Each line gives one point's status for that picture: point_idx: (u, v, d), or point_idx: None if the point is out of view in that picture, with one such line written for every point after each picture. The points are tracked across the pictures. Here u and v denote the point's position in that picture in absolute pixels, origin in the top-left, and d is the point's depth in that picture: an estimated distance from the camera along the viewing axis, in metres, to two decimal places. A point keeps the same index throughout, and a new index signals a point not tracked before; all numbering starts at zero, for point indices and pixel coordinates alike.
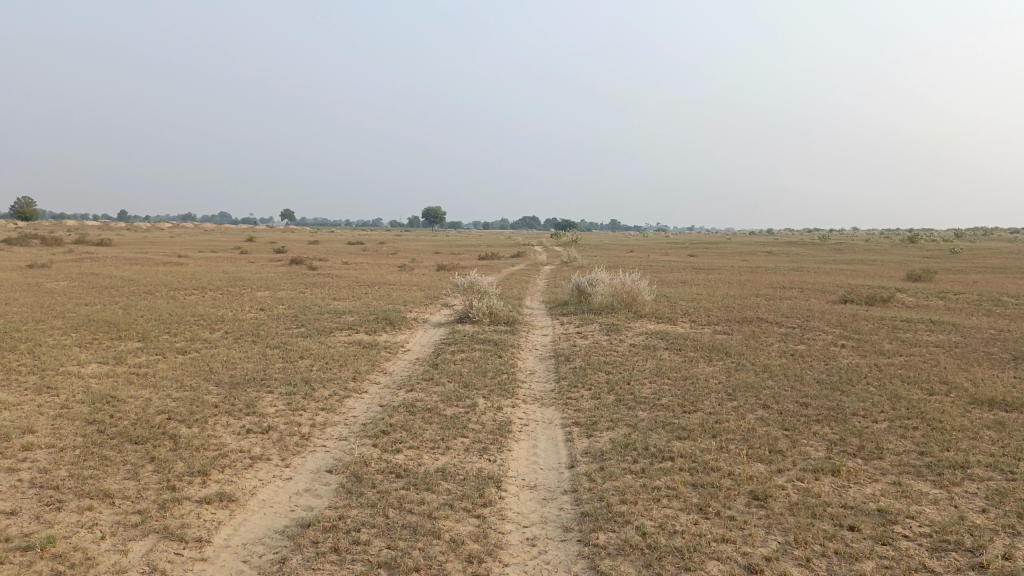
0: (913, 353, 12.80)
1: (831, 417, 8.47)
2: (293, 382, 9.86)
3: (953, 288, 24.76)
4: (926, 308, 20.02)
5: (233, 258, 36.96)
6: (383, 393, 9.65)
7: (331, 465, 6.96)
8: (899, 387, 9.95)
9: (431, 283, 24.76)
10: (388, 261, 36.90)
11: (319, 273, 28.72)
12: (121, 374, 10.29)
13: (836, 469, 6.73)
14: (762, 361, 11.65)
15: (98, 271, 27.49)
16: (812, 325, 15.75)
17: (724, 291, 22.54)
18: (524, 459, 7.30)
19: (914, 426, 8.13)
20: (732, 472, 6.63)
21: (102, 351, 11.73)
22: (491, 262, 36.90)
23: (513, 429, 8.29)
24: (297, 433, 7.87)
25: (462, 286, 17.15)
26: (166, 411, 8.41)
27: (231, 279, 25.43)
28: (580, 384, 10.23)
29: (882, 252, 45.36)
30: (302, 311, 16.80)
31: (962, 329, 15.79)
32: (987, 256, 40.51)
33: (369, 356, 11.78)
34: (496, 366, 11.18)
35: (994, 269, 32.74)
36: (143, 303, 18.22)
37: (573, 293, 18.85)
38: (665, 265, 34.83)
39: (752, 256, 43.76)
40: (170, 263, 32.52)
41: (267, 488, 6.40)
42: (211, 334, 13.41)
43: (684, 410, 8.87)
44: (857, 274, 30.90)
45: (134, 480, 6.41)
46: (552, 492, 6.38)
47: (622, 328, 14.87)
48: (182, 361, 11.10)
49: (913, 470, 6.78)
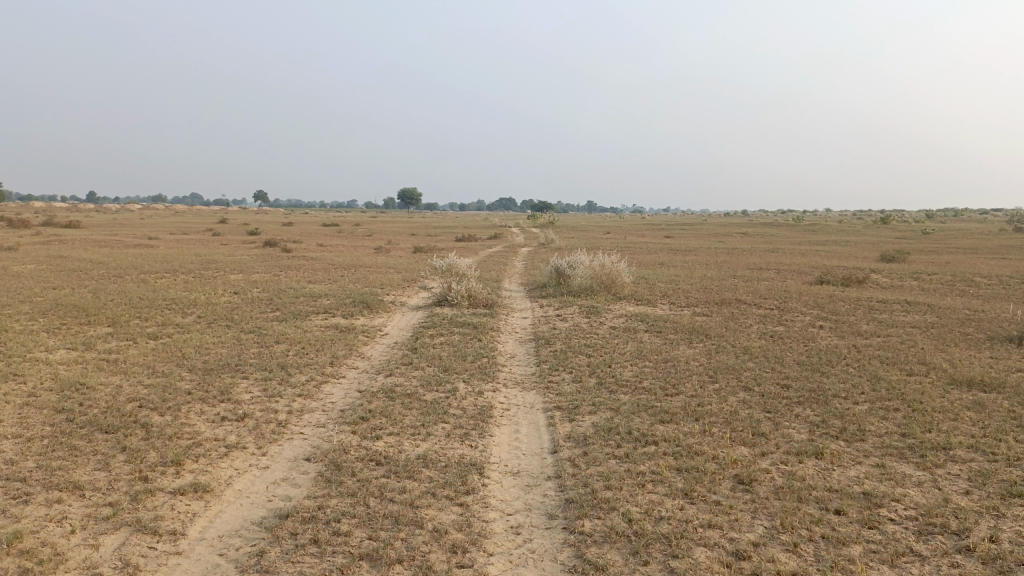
0: (891, 334, 12.87)
1: (812, 399, 8.46)
2: (269, 367, 9.66)
3: (926, 269, 25.00)
4: (901, 289, 20.19)
5: (206, 240, 36.39)
6: (361, 378, 9.49)
7: (309, 453, 6.81)
8: (879, 369, 9.97)
9: (408, 265, 24.54)
10: (364, 244, 36.50)
11: (294, 255, 28.38)
12: (91, 361, 10.03)
13: (820, 452, 6.70)
14: (742, 343, 11.63)
15: (67, 254, 26.92)
16: (790, 306, 15.80)
17: (702, 272, 22.55)
18: (507, 445, 7.20)
19: (894, 407, 8.15)
20: (716, 456, 6.57)
21: (71, 337, 11.42)
22: (468, 243, 36.69)
23: (494, 414, 8.18)
24: (273, 420, 7.70)
25: (440, 268, 16.97)
26: (138, 399, 8.18)
27: (205, 261, 25.03)
28: (561, 368, 10.15)
29: (855, 233, 45.75)
30: (277, 295, 16.53)
31: (937, 310, 15.93)
32: (958, 237, 41.01)
33: (347, 340, 11.60)
34: (476, 350, 11.05)
35: (966, 249, 33.17)
36: (113, 287, 17.81)
37: (551, 276, 18.74)
38: (642, 247, 34.82)
39: (728, 237, 43.95)
40: (141, 245, 31.94)
41: (243, 478, 6.23)
42: (184, 318, 13.14)
43: (666, 393, 8.82)
44: (832, 255, 31.13)
45: (105, 471, 6.22)
46: (535, 478, 6.29)
47: (601, 311, 14.81)
48: (154, 346, 10.85)
49: (896, 452, 6.77)
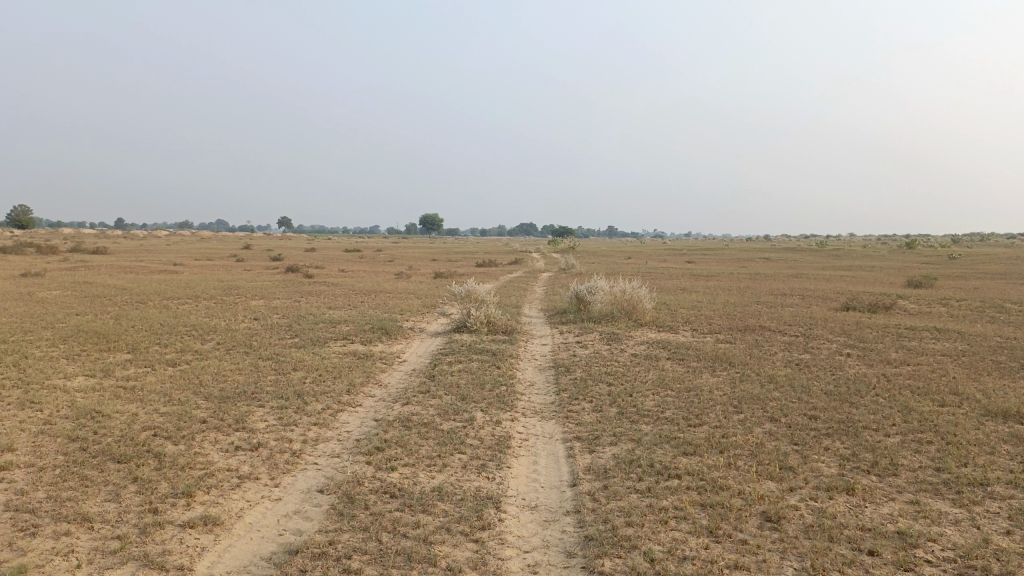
0: (921, 362, 12.52)
1: (841, 431, 8.18)
2: (285, 395, 9.54)
3: (955, 295, 24.51)
4: (930, 315, 19.77)
5: (228, 266, 36.66)
6: (378, 407, 9.35)
7: (322, 485, 6.66)
8: (910, 399, 9.66)
9: (427, 291, 24.48)
10: (385, 269, 36.60)
11: (315, 281, 28.45)
12: (108, 388, 9.98)
13: (851, 488, 6.44)
14: (767, 372, 11.35)
15: (91, 279, 27.20)
16: (816, 333, 15.48)
17: (724, 298, 22.25)
18: (524, 477, 7.01)
19: (927, 440, 7.86)
20: (742, 491, 6.33)
21: (90, 364, 11.40)
22: (490, 269, 36.59)
23: (512, 445, 7.99)
24: (287, 450, 7.56)
25: (459, 294, 16.84)
26: (152, 427, 8.09)
27: (227, 287, 25.12)
28: (581, 396, 9.95)
29: (881, 258, 45.20)
30: (297, 321, 16.50)
31: (968, 338, 15.52)
32: (986, 262, 40.35)
33: (364, 368, 11.47)
34: (495, 378, 10.87)
35: (996, 275, 32.52)
36: (135, 313, 17.88)
37: (572, 301, 18.56)
38: (664, 272, 34.53)
39: (751, 262, 43.58)
40: (164, 271, 32.19)
41: (254, 510, 6.09)
42: (203, 345, 13.10)
43: (689, 424, 8.58)
44: (858, 281, 30.65)
45: (115, 502, 6.10)
46: (554, 513, 6.08)
47: (622, 337, 14.60)
48: (171, 373, 10.79)
49: (930, 488, 6.49)
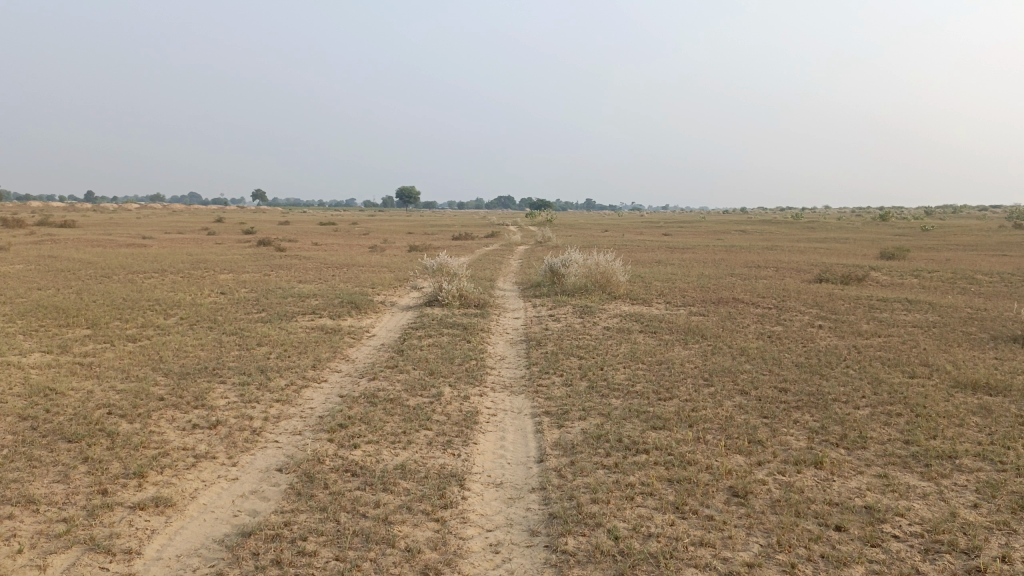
0: (891, 334, 12.52)
1: (811, 404, 8.12)
2: (248, 371, 9.30)
3: (927, 267, 24.67)
4: (901, 287, 19.87)
5: (199, 240, 36.02)
6: (343, 382, 9.15)
7: (282, 463, 6.47)
8: (881, 371, 9.64)
9: (401, 265, 24.21)
10: (359, 243, 36.17)
11: (288, 254, 28.05)
12: (64, 364, 9.67)
13: (820, 462, 6.36)
14: (739, 344, 11.27)
15: (56, 253, 26.52)
16: (789, 305, 15.46)
17: (699, 271, 22.20)
18: (490, 453, 6.86)
19: (897, 412, 7.82)
20: (710, 466, 6.23)
21: (47, 340, 11.07)
22: (465, 242, 36.28)
23: (480, 420, 7.83)
24: (247, 428, 7.35)
25: (430, 267, 16.56)
26: (106, 405, 7.83)
27: (196, 261, 24.66)
28: (552, 370, 9.81)
29: (855, 231, 45.49)
30: (266, 295, 16.19)
31: (939, 309, 15.59)
32: (958, 234, 40.73)
33: (331, 342, 11.24)
34: (464, 352, 10.69)
35: (967, 247, 32.82)
36: (98, 288, 17.43)
37: (546, 274, 18.40)
38: (640, 245, 34.46)
39: (726, 235, 43.68)
40: (133, 245, 31.54)
41: (209, 491, 5.89)
42: (166, 320, 12.77)
43: (659, 398, 8.47)
44: (832, 253, 30.78)
45: (63, 483, 5.87)
46: (519, 490, 5.94)
47: (596, 310, 14.47)
48: (131, 349, 10.49)
49: (898, 461, 6.44)
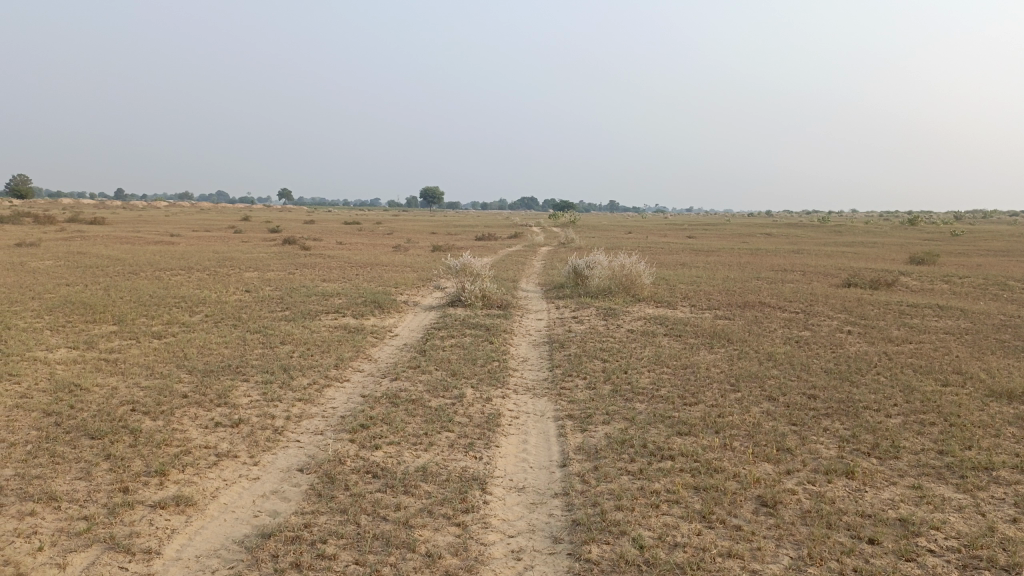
0: (923, 340, 12.26)
1: (841, 411, 7.94)
2: (270, 370, 9.29)
3: (959, 272, 24.21)
4: (932, 292, 19.49)
5: (225, 238, 36.31)
6: (365, 382, 9.10)
7: (303, 463, 6.42)
8: (913, 378, 9.41)
9: (424, 264, 24.21)
10: (383, 242, 36.27)
11: (312, 253, 28.18)
12: (90, 360, 9.73)
13: (851, 471, 6.20)
14: (766, 349, 11.08)
15: (85, 249, 26.86)
16: (816, 310, 15.20)
17: (724, 274, 21.95)
18: (513, 457, 6.77)
19: (930, 421, 7.62)
20: (738, 474, 6.09)
21: (74, 335, 11.15)
22: (488, 242, 36.25)
23: (502, 423, 7.74)
24: (269, 427, 7.32)
25: (454, 268, 16.51)
26: (130, 402, 7.84)
27: (221, 258, 24.83)
28: (575, 373, 9.70)
29: (883, 234, 44.82)
30: (289, 293, 16.23)
31: (972, 315, 15.26)
32: (989, 239, 39.97)
33: (354, 342, 11.22)
34: (487, 353, 10.62)
35: (998, 252, 32.21)
36: (125, 284, 17.60)
37: (569, 276, 18.28)
38: (664, 247, 34.19)
39: (752, 237, 43.25)
40: (160, 242, 31.88)
41: (230, 490, 5.86)
42: (191, 317, 12.83)
43: (684, 403, 8.33)
44: (859, 257, 30.34)
45: (85, 480, 5.87)
46: (541, 495, 5.85)
47: (619, 313, 14.33)
48: (156, 346, 10.53)
49: (932, 472, 6.26)
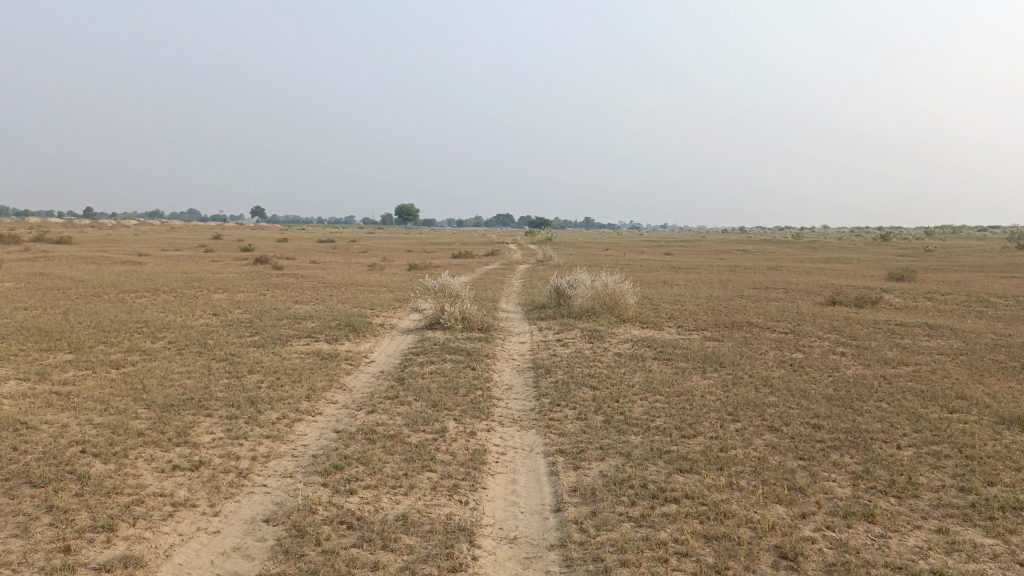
0: (918, 362, 11.87)
1: (849, 443, 7.45)
2: (236, 403, 8.61)
3: (939, 289, 24.10)
4: (917, 311, 19.22)
5: (196, 258, 35.35)
6: (339, 416, 8.46)
7: (270, 513, 5.79)
8: (917, 405, 8.97)
9: (400, 284, 23.52)
10: (358, 261, 35.59)
11: (284, 273, 27.41)
12: (41, 394, 8.98)
13: (871, 514, 5.69)
14: (760, 373, 10.60)
15: (48, 271, 25.83)
16: (805, 330, 14.80)
17: (707, 293, 21.55)
18: (502, 501, 6.18)
19: (943, 453, 7.15)
20: (751, 520, 5.56)
21: (26, 366, 10.37)
22: (466, 261, 35.74)
23: (488, 461, 7.14)
24: (233, 470, 6.67)
25: (432, 288, 15.87)
26: (81, 442, 7.14)
27: (190, 279, 24.02)
28: (563, 402, 9.14)
29: (858, 251, 44.91)
30: (260, 316, 15.53)
31: (961, 334, 14.95)
32: (961, 255, 40.26)
33: (328, 369, 10.58)
34: (469, 381, 10.01)
35: (973, 268, 32.28)
36: (87, 308, 16.79)
37: (551, 296, 17.74)
38: (644, 264, 33.89)
39: (727, 254, 43.22)
40: (128, 262, 30.85)
41: (186, 548, 5.21)
42: (154, 345, 12.07)
43: (682, 435, 7.79)
44: (839, 274, 30.23)
45: (22, 539, 5.17)
46: (537, 548, 5.27)
47: (605, 335, 13.83)
48: (114, 377, 9.81)
49: (957, 513, 5.77)
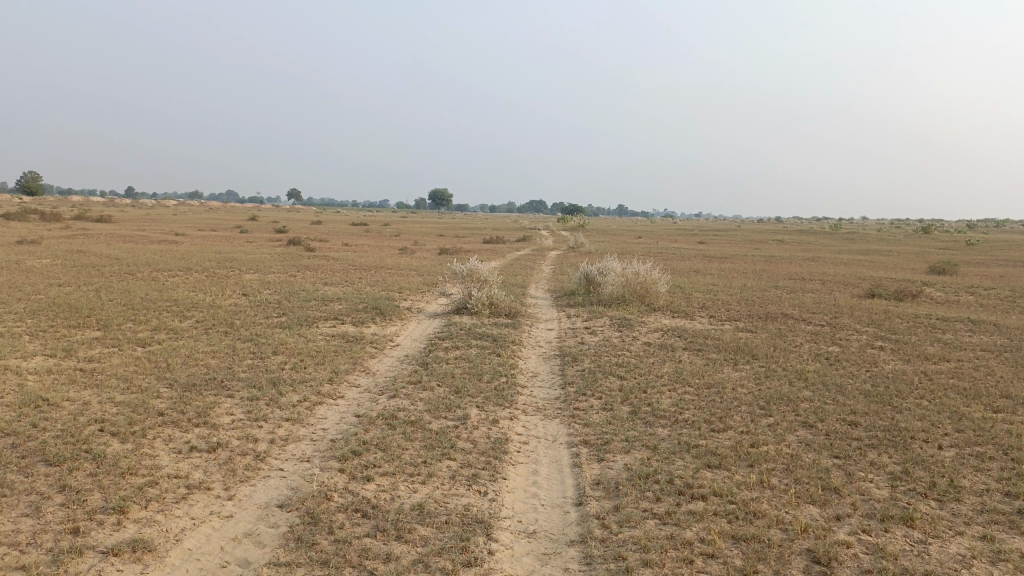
0: (961, 358, 11.42)
1: (888, 442, 7.12)
2: (257, 385, 8.52)
3: (982, 283, 23.37)
4: (959, 305, 18.63)
5: (230, 238, 35.60)
6: (361, 400, 8.33)
7: (284, 498, 5.67)
8: (960, 403, 8.59)
9: (430, 268, 23.43)
10: (389, 244, 35.56)
11: (316, 255, 27.49)
12: (66, 370, 8.99)
13: (911, 518, 5.39)
14: (795, 366, 10.26)
15: (85, 248, 26.14)
16: (842, 323, 14.37)
17: (741, 283, 21.11)
18: (522, 493, 5.99)
19: (988, 455, 6.80)
20: (782, 521, 5.30)
21: (53, 342, 10.41)
22: (498, 246, 35.53)
23: (510, 450, 6.95)
24: (250, 452, 6.57)
25: (460, 273, 15.69)
26: (100, 421, 7.08)
27: (223, 259, 24.15)
28: (589, 392, 8.92)
29: (897, 242, 43.78)
30: (288, 297, 15.50)
31: (1006, 330, 14.42)
32: (1005, 248, 39.13)
33: (352, 352, 10.47)
34: (494, 367, 9.83)
35: (1017, 262, 31.31)
36: (118, 286, 16.89)
37: (580, 283, 17.47)
38: (678, 253, 33.39)
39: (763, 243, 42.47)
40: (163, 242, 31.15)
41: (197, 532, 5.10)
42: (181, 324, 12.06)
43: (711, 429, 7.52)
44: (878, 265, 29.51)
45: (33, 519, 5.10)
46: (556, 544, 5.07)
47: (635, 323, 13.55)
48: (139, 356, 9.79)
49: (1002, 520, 5.44)
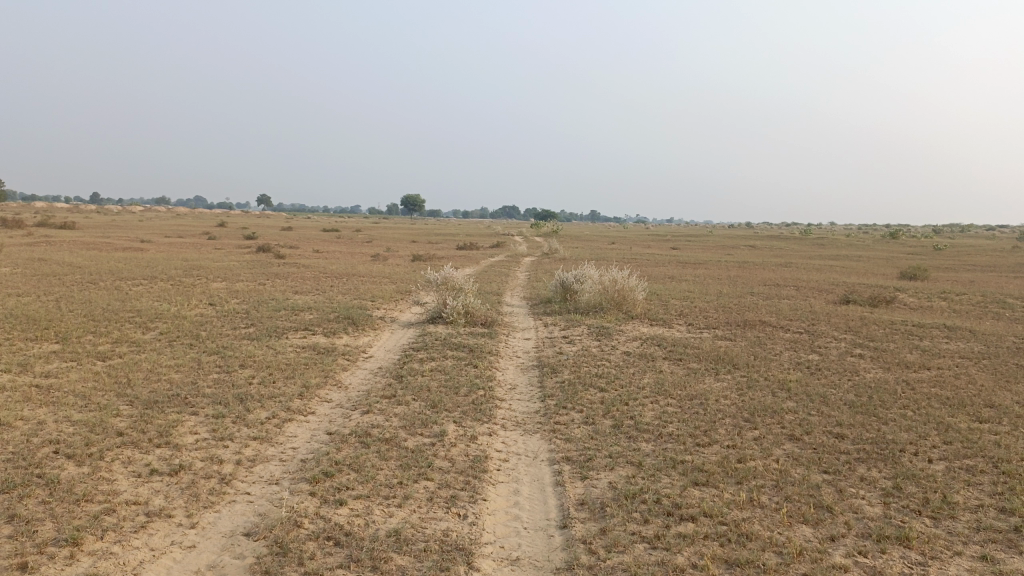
0: (941, 366, 11.36)
1: (877, 456, 6.95)
2: (223, 401, 8.14)
3: (954, 289, 23.56)
4: (933, 311, 18.70)
5: (197, 245, 34.85)
6: (332, 417, 7.99)
7: (252, 525, 5.33)
8: (946, 413, 8.47)
9: (403, 276, 23.06)
10: (361, 251, 35.10)
11: (286, 262, 26.98)
12: (20, 387, 8.54)
13: (908, 538, 5.20)
14: (776, 376, 10.09)
15: (46, 256, 25.36)
16: (820, 330, 14.28)
17: (716, 289, 21.04)
18: (503, 516, 5.70)
19: (978, 468, 6.65)
20: (775, 543, 5.08)
21: (8, 356, 9.92)
22: (472, 253, 35.19)
23: (489, 468, 6.67)
24: (215, 475, 6.21)
25: (435, 281, 15.37)
26: (54, 442, 6.67)
27: (191, 267, 23.56)
28: (570, 404, 8.68)
29: (867, 248, 44.24)
30: (257, 307, 15.06)
31: (982, 337, 14.44)
32: (972, 253, 39.65)
33: (323, 365, 10.11)
34: (471, 380, 9.53)
35: (985, 267, 31.74)
36: (79, 295, 16.32)
37: (557, 290, 17.23)
38: (653, 259, 33.39)
39: (735, 249, 42.70)
40: (127, 249, 30.36)
41: (156, 565, 4.75)
42: (144, 336, 11.61)
43: (696, 444, 7.30)
44: (850, 271, 29.69)
45: None
46: (541, 572, 4.80)
47: (613, 332, 13.34)
48: (98, 370, 9.34)
49: (1000, 538, 5.27)
